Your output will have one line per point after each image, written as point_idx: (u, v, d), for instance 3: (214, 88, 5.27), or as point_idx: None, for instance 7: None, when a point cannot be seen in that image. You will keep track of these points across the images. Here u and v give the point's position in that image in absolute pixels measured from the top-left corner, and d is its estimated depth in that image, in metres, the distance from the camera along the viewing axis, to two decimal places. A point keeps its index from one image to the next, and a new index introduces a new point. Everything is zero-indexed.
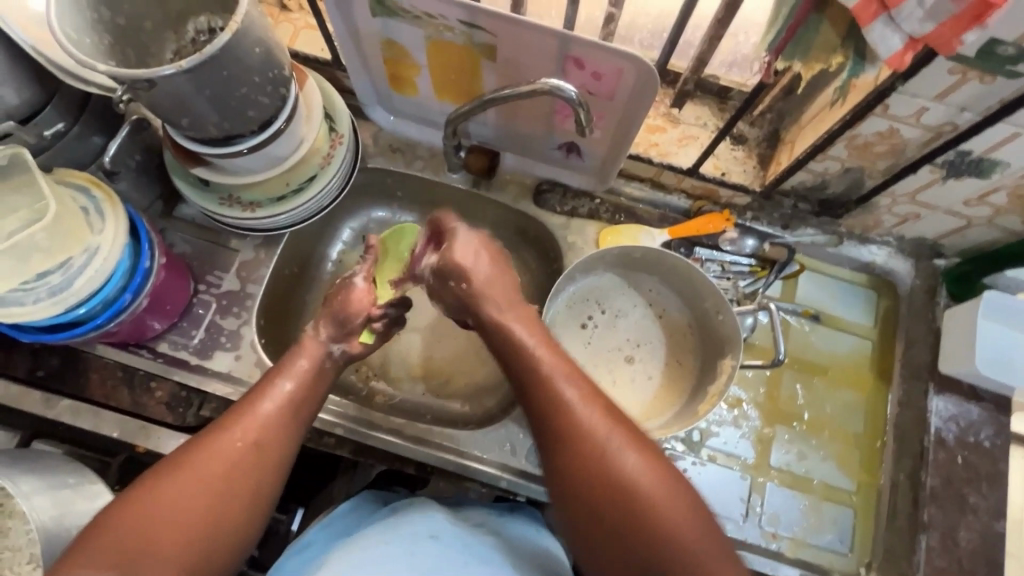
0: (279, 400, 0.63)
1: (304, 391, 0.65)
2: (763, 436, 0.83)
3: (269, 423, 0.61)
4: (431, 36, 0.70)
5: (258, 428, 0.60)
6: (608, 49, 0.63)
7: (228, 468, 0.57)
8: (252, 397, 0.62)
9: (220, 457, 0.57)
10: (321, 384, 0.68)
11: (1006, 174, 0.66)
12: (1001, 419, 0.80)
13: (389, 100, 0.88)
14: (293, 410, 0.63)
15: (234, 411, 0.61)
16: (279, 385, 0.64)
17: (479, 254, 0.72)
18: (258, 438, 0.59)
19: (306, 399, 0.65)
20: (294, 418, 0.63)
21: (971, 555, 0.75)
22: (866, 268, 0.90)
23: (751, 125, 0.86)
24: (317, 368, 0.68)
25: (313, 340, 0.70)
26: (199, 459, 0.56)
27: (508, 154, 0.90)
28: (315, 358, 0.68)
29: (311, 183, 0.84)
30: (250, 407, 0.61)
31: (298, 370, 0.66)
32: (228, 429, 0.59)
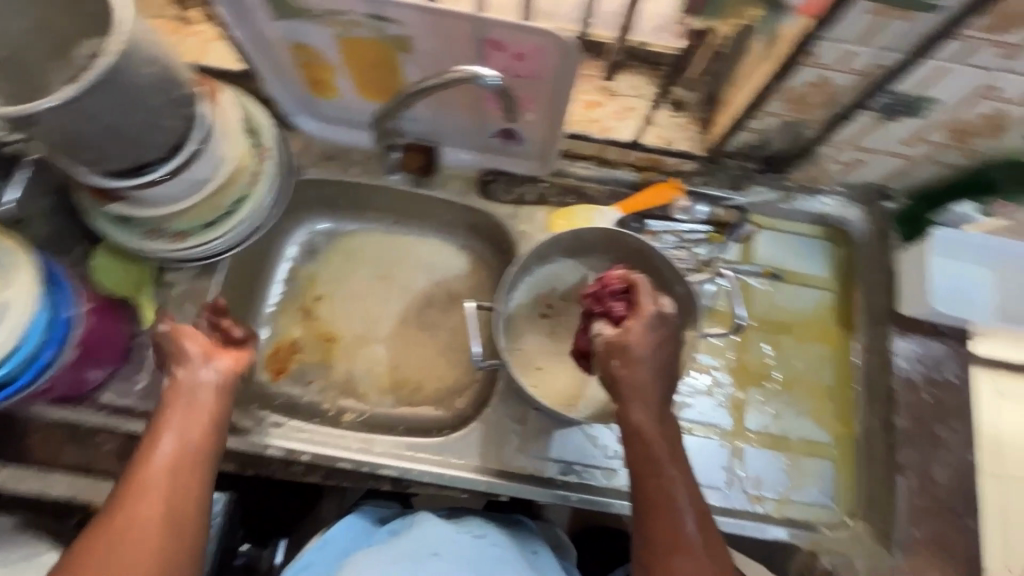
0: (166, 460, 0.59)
1: (186, 437, 0.61)
2: (737, 401, 0.83)
3: (155, 478, 0.58)
4: (342, 33, 0.66)
5: (156, 494, 0.57)
6: (523, 27, 0.60)
7: (136, 541, 0.55)
8: (141, 454, 0.60)
9: (121, 531, 0.55)
10: (204, 416, 0.63)
11: (939, 110, 0.66)
12: (961, 351, 0.81)
13: (313, 106, 0.84)
14: (182, 462, 0.60)
15: (123, 482, 0.58)
16: (158, 445, 0.60)
17: (661, 347, 0.64)
18: (156, 502, 0.57)
19: (192, 441, 0.61)
20: (187, 466, 0.60)
21: (948, 491, 0.75)
22: (819, 220, 0.89)
23: (687, 90, 0.84)
24: (194, 408, 0.63)
25: (184, 373, 0.64)
26: (101, 536, 0.55)
27: (445, 148, 0.87)
28: (184, 398, 0.63)
29: (241, 204, 0.79)
30: (137, 474, 0.58)
31: (169, 421, 0.61)
32: (123, 502, 0.56)
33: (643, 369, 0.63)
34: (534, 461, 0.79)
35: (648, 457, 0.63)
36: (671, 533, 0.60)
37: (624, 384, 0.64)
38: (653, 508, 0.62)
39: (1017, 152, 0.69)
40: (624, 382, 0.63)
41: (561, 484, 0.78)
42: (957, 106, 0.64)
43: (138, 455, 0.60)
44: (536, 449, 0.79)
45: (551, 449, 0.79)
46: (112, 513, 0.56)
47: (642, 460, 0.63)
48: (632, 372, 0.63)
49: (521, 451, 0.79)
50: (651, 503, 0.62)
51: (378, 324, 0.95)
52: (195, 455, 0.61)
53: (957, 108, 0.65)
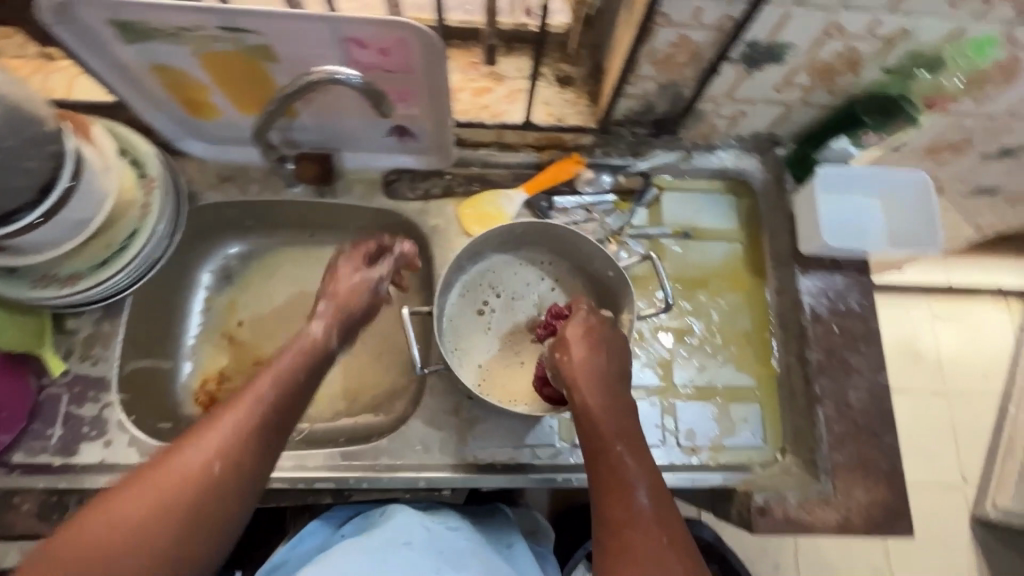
0: (251, 402, 0.59)
1: (279, 388, 0.61)
2: (664, 359, 0.85)
3: (231, 416, 0.58)
4: (201, 50, 0.65)
5: (224, 433, 0.56)
6: (379, 22, 0.60)
7: (212, 488, 0.53)
8: (227, 407, 0.58)
9: (192, 476, 0.53)
10: (302, 384, 0.64)
11: (796, 54, 0.68)
12: (862, 280, 0.85)
13: (197, 128, 0.82)
14: (265, 415, 0.59)
15: (209, 414, 0.58)
16: (257, 385, 0.61)
17: (597, 339, 0.68)
18: (241, 451, 0.56)
19: (282, 399, 0.61)
20: (267, 419, 0.59)
21: (864, 413, 0.79)
22: (720, 174, 0.91)
23: (572, 65, 0.85)
24: (303, 373, 0.65)
25: (306, 335, 0.68)
26: (165, 470, 0.53)
27: (342, 154, 0.86)
28: (299, 357, 0.66)
29: (134, 238, 0.77)
30: (223, 408, 0.58)
31: (272, 372, 0.63)
32: (202, 450, 0.54)
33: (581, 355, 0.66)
34: (472, 450, 0.78)
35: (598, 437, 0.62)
36: (624, 509, 0.58)
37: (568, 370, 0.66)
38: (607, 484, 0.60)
39: (876, 85, 0.73)
40: (568, 369, 0.66)
41: (501, 467, 0.78)
42: (810, 48, 0.67)
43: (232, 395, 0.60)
44: (472, 438, 0.79)
45: (485, 436, 0.79)
46: (181, 439, 0.56)
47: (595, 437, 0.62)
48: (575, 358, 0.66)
49: (457, 444, 0.78)
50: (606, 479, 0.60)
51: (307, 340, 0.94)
52: (277, 410, 0.60)
53: (810, 50, 0.68)
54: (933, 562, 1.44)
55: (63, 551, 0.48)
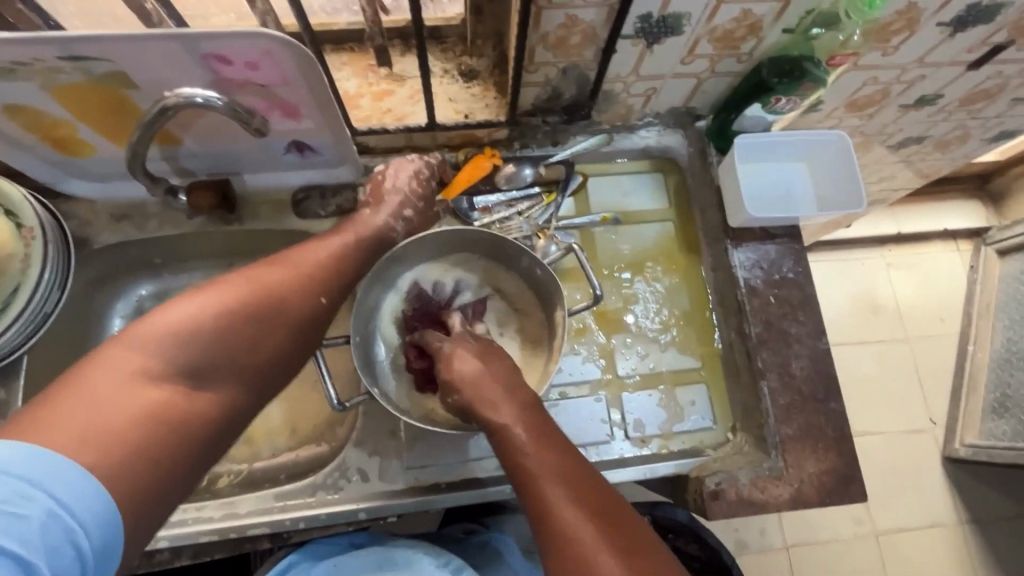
0: (329, 252, 0.65)
1: (348, 250, 0.67)
2: (606, 350, 0.82)
3: (313, 261, 0.63)
4: (47, 84, 0.59)
5: (308, 272, 0.61)
6: (234, 33, 0.54)
7: (311, 317, 0.60)
8: (305, 250, 0.64)
9: (296, 293, 0.59)
10: (366, 254, 0.70)
11: (693, 23, 0.65)
12: (795, 247, 0.83)
13: (77, 167, 0.75)
14: (337, 269, 0.64)
15: (280, 255, 0.62)
16: (333, 239, 0.67)
17: (467, 343, 0.70)
18: (327, 292, 0.63)
19: (349, 260, 0.67)
20: (338, 273, 0.65)
21: (808, 381, 0.78)
22: (644, 153, 0.89)
23: (475, 57, 0.81)
24: (371, 246, 0.71)
25: (372, 218, 0.72)
26: (260, 285, 0.57)
27: (243, 176, 0.81)
28: (363, 231, 0.70)
29: (17, 294, 0.71)
30: (302, 250, 0.63)
31: (346, 237, 0.68)
32: (309, 283, 0.61)
33: (461, 364, 0.67)
34: (414, 473, 0.75)
35: (509, 437, 0.59)
36: (547, 486, 0.54)
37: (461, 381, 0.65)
38: (527, 477, 0.56)
39: (780, 47, 0.71)
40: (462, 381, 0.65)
41: (447, 485, 0.74)
42: (706, 16, 0.64)
43: (302, 244, 0.65)
44: (413, 459, 0.75)
45: (425, 456, 0.75)
46: (268, 264, 0.60)
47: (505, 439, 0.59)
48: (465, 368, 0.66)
49: (399, 466, 0.75)
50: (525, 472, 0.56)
51: None
52: (346, 267, 0.66)
53: (707, 18, 0.65)
54: (912, 507, 1.46)
55: (155, 324, 0.51)
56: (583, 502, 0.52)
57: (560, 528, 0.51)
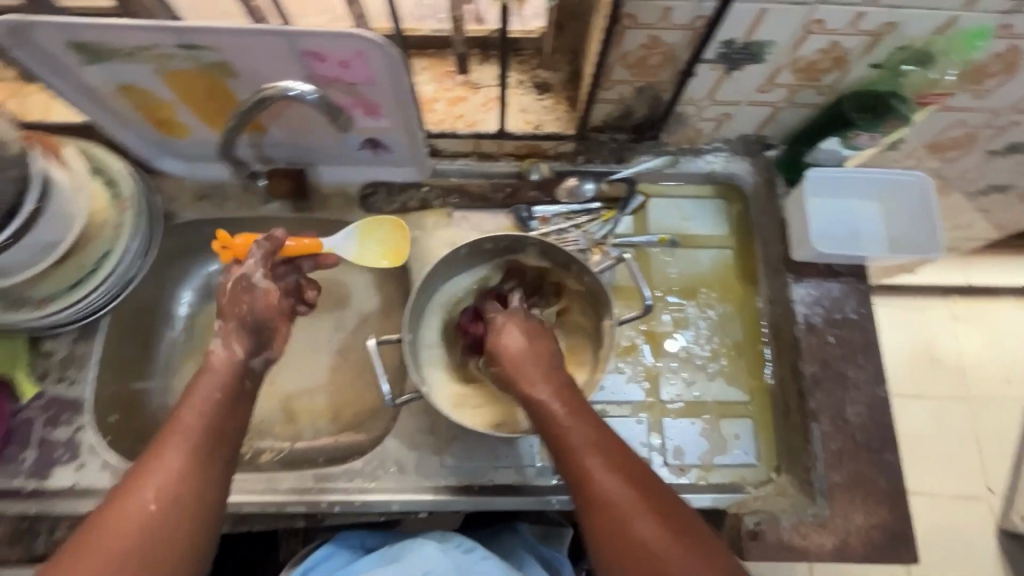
0: (177, 446, 0.57)
1: (207, 419, 0.60)
2: (651, 373, 0.81)
3: (162, 460, 0.56)
4: (161, 68, 0.64)
5: (156, 483, 0.55)
6: (333, 33, 0.58)
7: (147, 534, 0.53)
8: (158, 447, 0.57)
9: (137, 521, 0.53)
10: (234, 407, 0.62)
11: (778, 51, 0.65)
12: (860, 288, 0.80)
13: (171, 146, 0.81)
14: (195, 449, 0.58)
15: (140, 462, 0.57)
16: (185, 418, 0.59)
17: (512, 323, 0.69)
18: (181, 486, 0.56)
19: (211, 428, 0.60)
20: (200, 454, 0.58)
21: (863, 429, 0.75)
22: (709, 178, 0.88)
23: (550, 71, 0.83)
24: (234, 392, 0.63)
25: (227, 359, 0.64)
26: (102, 529, 0.53)
27: (317, 167, 0.84)
28: (223, 380, 0.63)
29: (106, 259, 0.77)
30: (151, 454, 0.57)
31: (201, 402, 0.61)
32: (139, 487, 0.55)
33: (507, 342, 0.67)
34: (449, 472, 0.75)
35: (549, 415, 0.59)
36: (575, 438, 0.57)
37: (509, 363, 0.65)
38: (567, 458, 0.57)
39: (865, 83, 0.70)
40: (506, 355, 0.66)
41: (479, 489, 0.75)
42: (791, 45, 0.64)
43: (159, 437, 0.59)
44: (449, 457, 0.76)
45: (462, 456, 0.76)
46: (122, 489, 0.55)
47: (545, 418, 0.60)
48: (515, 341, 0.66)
49: (435, 463, 0.76)
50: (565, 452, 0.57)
51: (292, 356, 0.93)
52: (207, 439, 0.59)
53: (793, 47, 0.64)
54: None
55: None
56: (622, 479, 0.55)
57: (605, 508, 0.54)
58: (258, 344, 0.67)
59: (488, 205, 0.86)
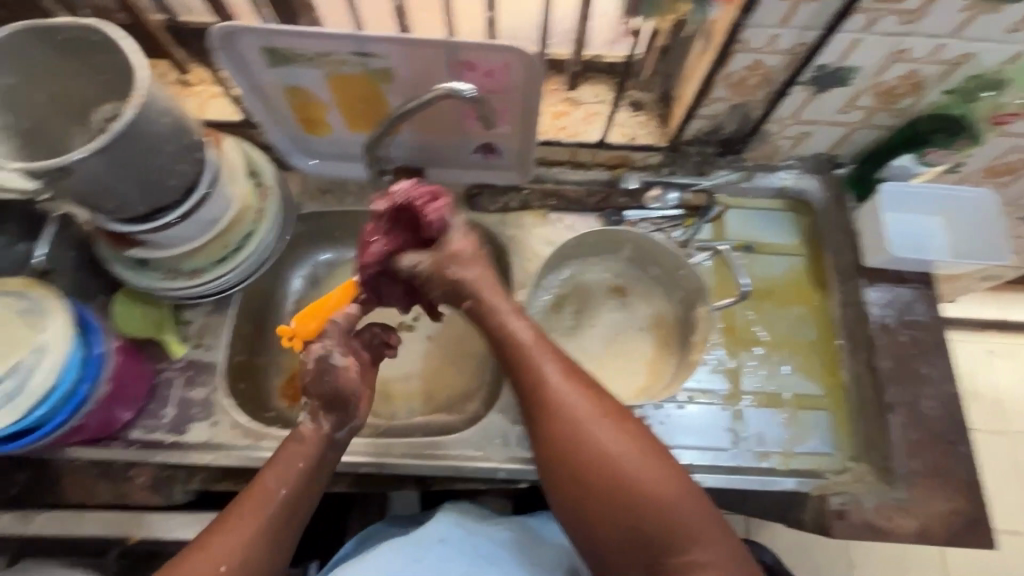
0: (259, 512, 0.63)
1: (291, 492, 0.65)
2: (730, 366, 0.87)
3: (243, 525, 0.62)
4: (331, 72, 0.74)
5: (232, 547, 0.60)
6: (492, 46, 0.68)
7: None
8: (235, 513, 0.62)
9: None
10: (318, 480, 0.68)
11: (863, 76, 0.74)
12: (929, 294, 0.87)
13: (308, 145, 0.91)
14: (277, 517, 0.63)
15: (220, 520, 0.62)
16: (273, 486, 0.65)
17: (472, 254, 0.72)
18: (247, 553, 0.60)
19: (294, 499, 0.65)
20: (278, 524, 0.63)
21: (938, 422, 0.80)
22: (780, 193, 0.96)
23: (644, 91, 0.93)
24: (314, 467, 0.68)
25: (316, 433, 0.69)
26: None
27: (431, 168, 0.94)
28: (311, 456, 0.68)
29: (249, 239, 0.85)
30: (232, 516, 0.62)
31: (293, 471, 0.66)
32: (214, 548, 0.60)
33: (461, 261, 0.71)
34: None
35: (543, 390, 0.65)
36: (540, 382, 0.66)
37: (456, 275, 0.70)
38: (561, 429, 0.63)
39: (936, 107, 0.79)
40: (466, 281, 0.70)
41: None
42: (876, 71, 0.73)
43: (240, 498, 0.64)
44: None
45: None
46: (200, 544, 0.60)
47: (539, 396, 0.65)
48: (465, 252, 0.71)
49: None
50: (561, 422, 0.64)
51: None
52: (284, 513, 0.64)
53: (877, 73, 0.74)
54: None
55: None
56: (605, 418, 0.63)
57: (571, 444, 0.63)
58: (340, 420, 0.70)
59: (581, 208, 0.95)
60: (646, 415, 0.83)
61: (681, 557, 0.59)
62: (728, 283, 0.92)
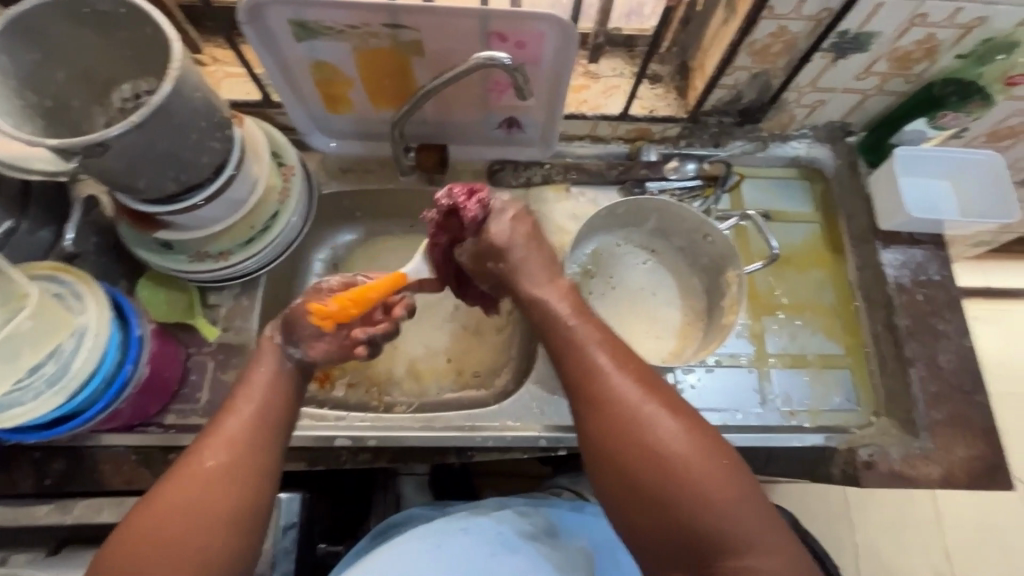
0: (243, 415, 0.64)
1: (267, 395, 0.66)
2: (755, 330, 0.89)
3: (229, 429, 0.63)
4: (360, 46, 0.74)
5: (221, 440, 0.62)
6: (526, 16, 0.69)
7: (205, 487, 0.58)
8: (220, 418, 0.64)
9: (199, 478, 0.59)
10: (286, 386, 0.69)
11: (881, 42, 0.76)
12: (941, 253, 0.91)
13: (328, 123, 0.91)
14: (261, 418, 0.65)
15: (209, 427, 0.64)
16: (247, 393, 0.66)
17: (520, 241, 0.74)
18: (236, 454, 0.61)
19: (272, 403, 0.66)
20: (263, 426, 0.64)
21: (955, 374, 0.84)
22: (794, 162, 0.98)
23: (662, 64, 0.94)
24: (275, 374, 0.69)
25: (270, 342, 0.71)
26: (179, 477, 0.59)
27: (453, 145, 0.94)
28: (273, 364, 0.69)
29: (275, 220, 0.84)
30: (220, 420, 0.64)
31: (259, 374, 0.68)
32: (202, 448, 0.61)
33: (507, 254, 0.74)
34: None
35: (597, 381, 0.63)
36: (592, 365, 0.64)
37: (498, 261, 0.75)
38: (614, 422, 0.61)
39: (948, 71, 0.82)
40: (510, 271, 0.74)
41: None
42: (894, 37, 0.75)
43: (221, 410, 0.65)
44: None
45: None
46: (192, 448, 0.62)
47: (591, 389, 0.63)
48: (503, 241, 0.74)
49: None
50: (614, 416, 0.61)
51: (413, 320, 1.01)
52: (267, 418, 0.65)
53: (896, 39, 0.76)
54: (994, 563, 1.37)
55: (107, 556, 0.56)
56: (658, 404, 0.61)
57: (622, 427, 0.60)
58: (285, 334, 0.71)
59: (602, 181, 0.96)
60: (675, 379, 0.86)
61: (735, 561, 0.56)
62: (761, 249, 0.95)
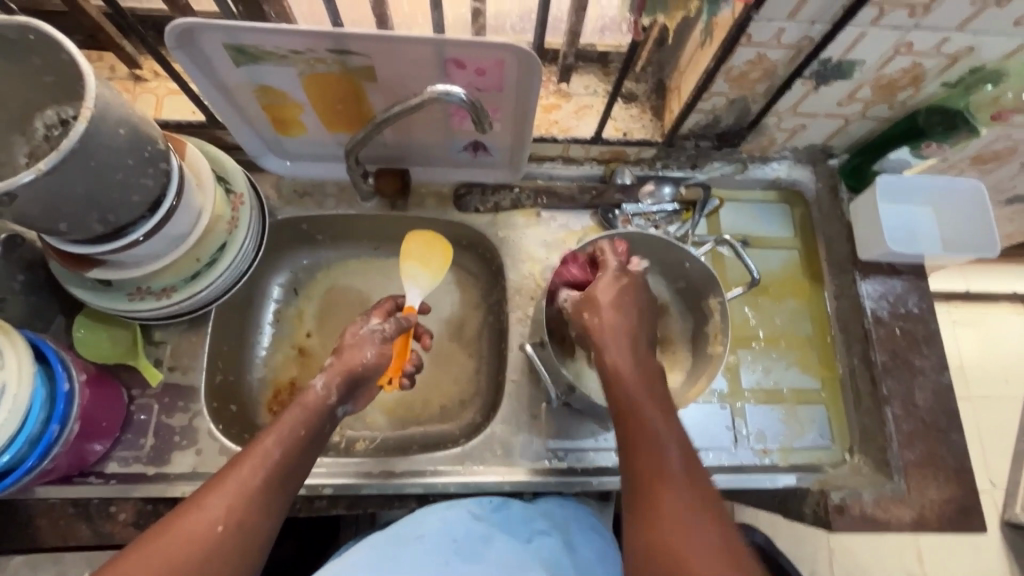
0: (259, 470, 0.57)
1: (292, 457, 0.60)
2: (729, 365, 0.86)
3: (240, 488, 0.55)
4: (306, 71, 0.68)
5: (228, 505, 0.54)
6: (484, 44, 0.63)
7: (203, 556, 0.51)
8: (231, 473, 0.56)
9: (198, 545, 0.51)
10: (314, 447, 0.64)
11: (864, 70, 0.72)
12: (920, 284, 0.88)
13: (280, 145, 0.85)
14: (280, 482, 0.58)
15: (212, 480, 0.56)
16: (269, 448, 0.59)
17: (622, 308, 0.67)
18: (243, 520, 0.54)
19: (295, 465, 0.60)
20: (279, 490, 0.58)
21: (930, 412, 0.82)
22: (773, 184, 0.94)
23: (637, 81, 0.89)
24: (316, 435, 0.64)
25: (321, 398, 0.67)
26: (174, 534, 0.51)
27: (416, 167, 0.89)
28: (312, 422, 0.64)
29: (223, 251, 0.78)
30: (233, 473, 0.56)
31: (294, 437, 0.61)
32: (207, 509, 0.53)
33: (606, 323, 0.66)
34: (553, 454, 0.80)
35: (658, 462, 0.55)
36: (646, 418, 0.59)
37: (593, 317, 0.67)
38: (654, 482, 0.54)
39: (932, 100, 0.78)
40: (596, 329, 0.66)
41: (582, 471, 0.79)
42: (878, 65, 0.71)
43: (232, 462, 0.58)
44: (553, 437, 0.81)
45: (570, 438, 0.81)
46: (190, 503, 0.53)
47: (656, 487, 0.54)
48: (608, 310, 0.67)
49: (538, 446, 0.80)
50: (656, 475, 0.55)
51: None
52: (282, 482, 0.58)
53: (879, 67, 0.72)
54: None
55: None
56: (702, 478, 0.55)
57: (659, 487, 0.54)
58: (342, 386, 0.69)
59: (574, 205, 0.91)
60: None
61: None
62: (743, 274, 0.91)
